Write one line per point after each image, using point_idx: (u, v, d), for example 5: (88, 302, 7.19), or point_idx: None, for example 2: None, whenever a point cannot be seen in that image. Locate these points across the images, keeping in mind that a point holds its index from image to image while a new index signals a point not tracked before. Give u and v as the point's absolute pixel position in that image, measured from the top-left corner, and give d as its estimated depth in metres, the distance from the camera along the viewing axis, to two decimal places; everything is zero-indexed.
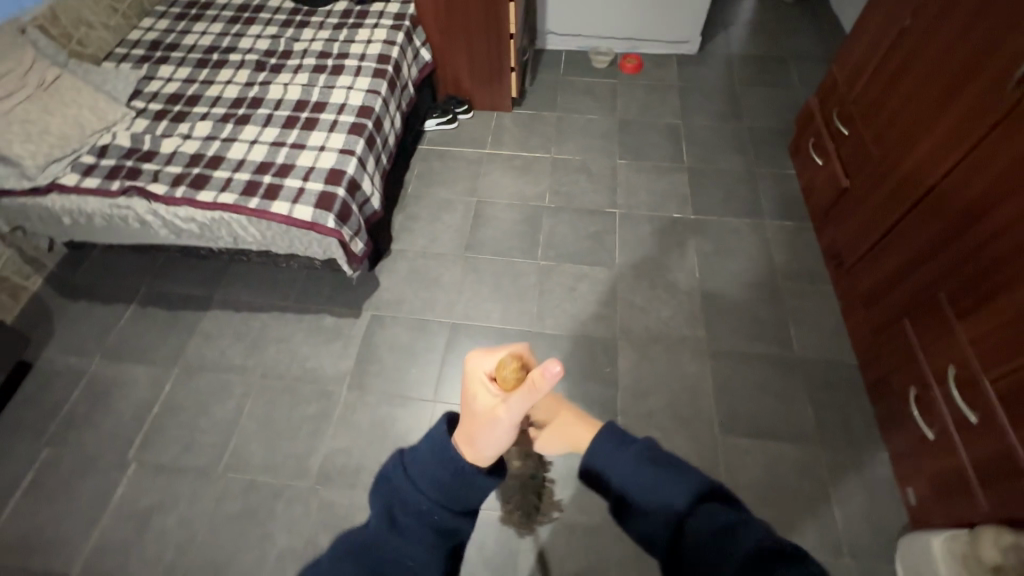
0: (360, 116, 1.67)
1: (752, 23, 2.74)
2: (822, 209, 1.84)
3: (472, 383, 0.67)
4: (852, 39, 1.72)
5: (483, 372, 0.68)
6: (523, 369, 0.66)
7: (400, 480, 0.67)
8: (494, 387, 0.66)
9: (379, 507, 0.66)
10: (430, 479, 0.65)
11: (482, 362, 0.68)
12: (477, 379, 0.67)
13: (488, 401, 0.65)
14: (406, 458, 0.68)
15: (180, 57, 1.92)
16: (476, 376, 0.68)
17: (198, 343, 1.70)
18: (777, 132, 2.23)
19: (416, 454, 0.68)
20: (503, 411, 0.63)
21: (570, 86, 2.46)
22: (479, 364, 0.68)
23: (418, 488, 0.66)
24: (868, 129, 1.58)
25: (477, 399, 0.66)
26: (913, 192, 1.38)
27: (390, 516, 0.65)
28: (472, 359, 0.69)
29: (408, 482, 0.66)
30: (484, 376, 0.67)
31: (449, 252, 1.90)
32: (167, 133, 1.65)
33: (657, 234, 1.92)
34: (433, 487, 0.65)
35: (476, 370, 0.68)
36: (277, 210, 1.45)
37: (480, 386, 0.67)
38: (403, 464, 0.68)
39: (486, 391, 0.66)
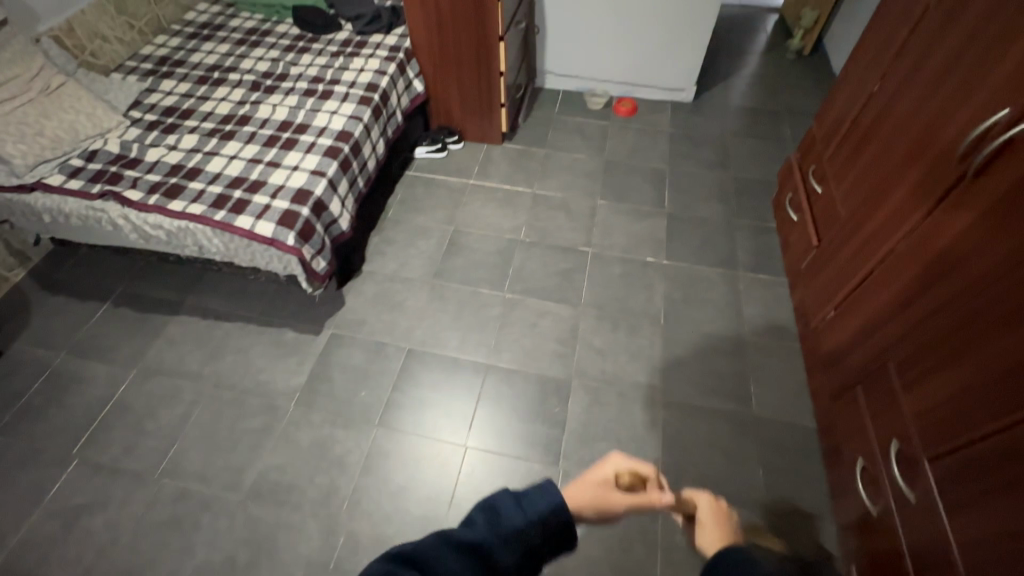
0: (338, 140, 1.73)
1: (753, 75, 2.76)
2: (795, 265, 1.81)
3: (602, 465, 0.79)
4: (830, 99, 1.73)
5: (615, 467, 0.78)
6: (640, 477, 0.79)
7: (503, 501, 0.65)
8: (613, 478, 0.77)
9: (482, 508, 0.64)
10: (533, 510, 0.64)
11: (619, 459, 0.78)
12: (607, 466, 0.78)
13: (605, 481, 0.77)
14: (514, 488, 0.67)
15: (184, 73, 2.03)
16: (606, 463, 0.79)
17: (160, 347, 1.73)
18: (761, 184, 2.22)
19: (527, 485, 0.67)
20: (615, 498, 0.75)
21: (563, 125, 2.51)
22: (616, 459, 0.79)
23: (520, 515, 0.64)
24: (838, 189, 1.57)
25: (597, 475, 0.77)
26: (873, 257, 1.35)
27: (492, 524, 0.63)
28: (614, 455, 0.79)
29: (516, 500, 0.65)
30: (614, 469, 0.78)
31: (418, 277, 1.92)
32: (156, 143, 1.73)
33: (627, 277, 1.91)
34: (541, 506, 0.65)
35: (611, 461, 0.79)
36: (241, 224, 1.49)
37: (605, 471, 0.78)
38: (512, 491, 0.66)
39: (607, 477, 0.77)
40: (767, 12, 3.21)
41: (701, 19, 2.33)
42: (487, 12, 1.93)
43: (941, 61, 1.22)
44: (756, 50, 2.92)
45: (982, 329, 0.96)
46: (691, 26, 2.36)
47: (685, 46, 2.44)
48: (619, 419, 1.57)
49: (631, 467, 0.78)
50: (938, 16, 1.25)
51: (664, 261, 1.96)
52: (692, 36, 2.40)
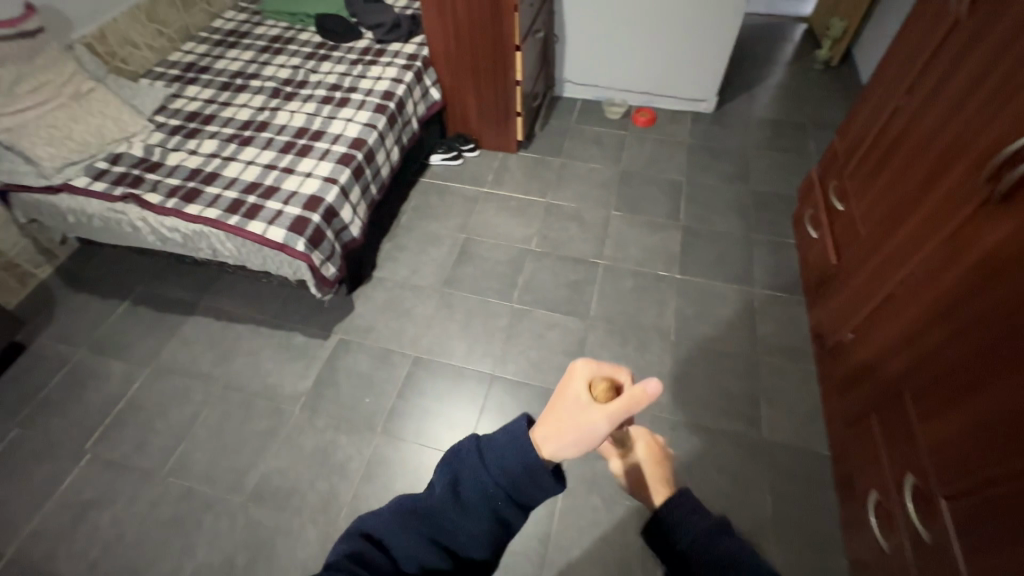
0: (352, 148, 1.75)
1: (777, 86, 2.69)
2: (813, 284, 1.75)
3: (571, 382, 0.63)
4: (854, 112, 1.68)
5: (585, 377, 0.62)
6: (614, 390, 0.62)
7: (469, 464, 0.62)
8: (587, 392, 0.62)
9: (444, 475, 0.62)
10: (499, 469, 0.60)
11: (589, 366, 0.62)
12: (579, 378, 0.62)
13: (585, 406, 0.60)
14: (482, 445, 0.63)
15: (208, 79, 2.08)
16: (575, 375, 0.63)
17: (174, 347, 1.77)
18: (782, 199, 2.16)
19: (496, 437, 0.62)
20: (600, 414, 0.59)
21: (579, 134, 2.49)
22: (585, 368, 0.63)
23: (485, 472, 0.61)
24: (859, 207, 1.52)
25: (573, 398, 0.61)
26: (891, 279, 1.30)
27: (452, 490, 0.61)
28: (580, 362, 0.63)
29: (479, 464, 0.61)
30: (587, 379, 0.62)
31: (428, 285, 1.92)
32: (177, 147, 1.78)
33: (638, 290, 1.88)
34: (501, 474, 0.60)
35: (579, 371, 0.63)
36: (253, 229, 1.52)
37: (578, 387, 0.62)
38: (477, 443, 0.63)
39: (583, 393, 0.61)
40: (795, 22, 3.14)
41: (723, 29, 2.29)
42: (503, 21, 1.94)
43: (969, 77, 1.16)
44: (782, 61, 2.85)
45: (1001, 363, 0.91)
46: (713, 36, 2.32)
47: (706, 56, 2.40)
48: None
49: (606, 373, 0.63)
50: (967, 30, 1.20)
51: (677, 276, 1.92)
52: (714, 46, 2.35)
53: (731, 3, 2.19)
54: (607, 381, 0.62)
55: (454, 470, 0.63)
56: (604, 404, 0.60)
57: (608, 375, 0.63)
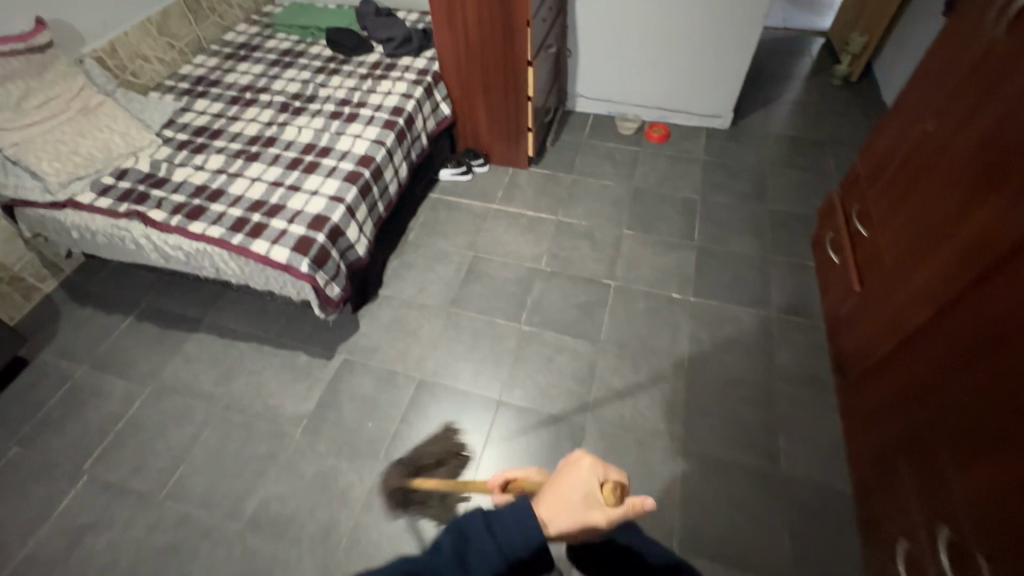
0: (359, 165, 1.71)
1: (794, 102, 2.63)
2: (834, 310, 1.69)
3: (576, 474, 0.63)
4: (877, 134, 1.62)
5: (589, 475, 0.62)
6: (619, 489, 0.63)
7: (479, 535, 0.64)
8: (593, 491, 0.61)
9: (452, 542, 0.64)
10: (508, 544, 0.63)
11: (593, 463, 0.63)
12: (585, 476, 0.62)
13: (590, 503, 0.61)
14: (492, 519, 0.65)
15: (218, 93, 2.07)
16: (580, 468, 0.63)
17: (177, 365, 1.75)
18: (800, 219, 2.10)
19: (501, 510, 0.65)
20: (601, 517, 0.60)
21: (591, 150, 2.45)
22: (590, 465, 0.63)
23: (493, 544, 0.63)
24: (884, 234, 1.45)
25: (575, 492, 0.62)
26: (920, 313, 1.24)
27: (459, 555, 0.63)
28: (584, 455, 0.63)
29: (488, 535, 0.64)
30: (592, 477, 0.62)
31: (435, 304, 1.88)
32: (184, 163, 1.76)
33: (650, 313, 1.82)
34: (508, 547, 0.62)
35: (584, 467, 0.63)
36: (257, 249, 1.48)
37: (580, 484, 0.62)
38: (484, 513, 0.66)
39: (586, 492, 0.61)
40: (812, 35, 3.08)
41: (740, 45, 2.24)
42: (515, 37, 1.90)
43: (1004, 103, 1.10)
44: (799, 75, 2.79)
45: None
46: (728, 52, 2.27)
47: (722, 72, 2.35)
48: (635, 470, 1.47)
49: (608, 472, 0.63)
50: (1000, 56, 1.14)
51: (691, 298, 1.86)
52: (730, 62, 2.30)
53: (748, 18, 2.14)
54: (611, 481, 0.63)
55: (462, 538, 0.65)
56: (607, 506, 0.61)
57: (611, 475, 0.63)
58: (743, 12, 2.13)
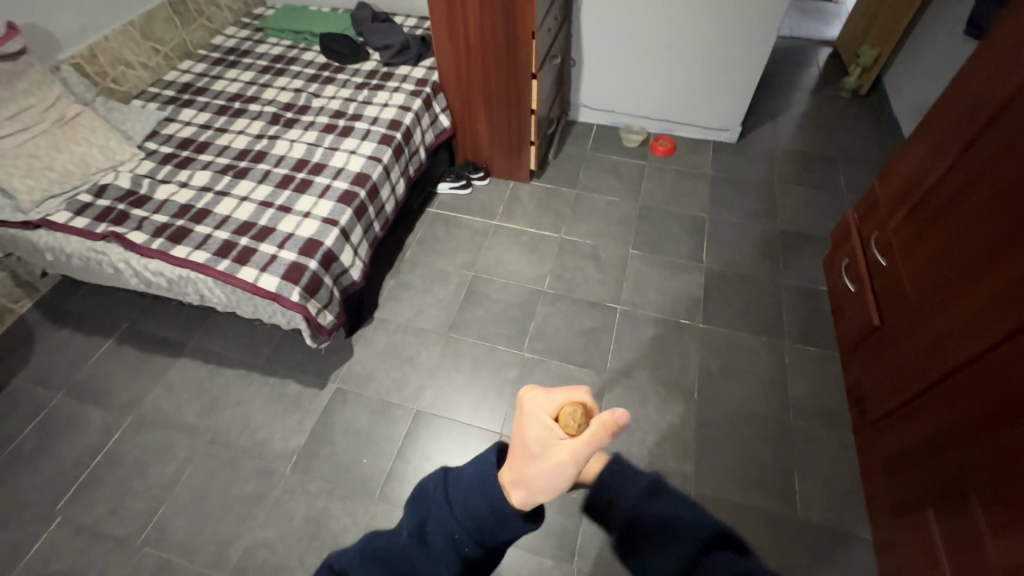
0: (354, 184, 1.62)
1: (802, 115, 2.57)
2: (850, 341, 1.62)
3: (529, 419, 0.61)
4: (897, 158, 1.55)
5: (540, 409, 0.61)
6: (584, 417, 0.60)
7: (436, 500, 0.63)
8: (549, 428, 0.59)
9: (412, 518, 0.64)
10: (465, 503, 0.61)
11: (540, 396, 0.61)
12: (535, 415, 0.61)
13: (549, 444, 0.59)
14: (449, 476, 0.65)
15: (205, 102, 1.96)
16: (529, 412, 0.61)
17: (159, 394, 1.65)
18: (812, 241, 2.03)
19: (463, 471, 0.64)
20: (563, 455, 0.57)
21: (595, 163, 2.37)
22: (537, 402, 0.61)
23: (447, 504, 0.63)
24: (907, 267, 1.38)
25: (530, 436, 0.60)
26: (945, 358, 1.17)
27: (419, 530, 0.63)
28: (530, 393, 0.62)
29: (447, 505, 0.62)
30: (544, 413, 0.60)
31: (433, 329, 1.80)
32: (167, 179, 1.66)
33: (659, 340, 1.75)
34: (468, 518, 0.61)
35: (531, 407, 0.61)
36: (244, 277, 1.39)
37: (535, 425, 0.60)
38: (445, 476, 0.65)
39: (541, 430, 0.60)
40: (818, 45, 3.02)
41: (750, 57, 2.16)
42: (519, 48, 1.81)
43: None
44: (807, 87, 2.73)
45: None
46: (738, 64, 2.19)
47: (730, 85, 2.27)
48: None
49: (563, 400, 0.61)
50: None
51: (700, 324, 1.79)
52: (739, 74, 2.23)
53: (760, 30, 2.07)
54: (568, 409, 0.60)
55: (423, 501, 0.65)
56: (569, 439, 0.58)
57: (568, 401, 0.60)
58: (755, 24, 2.05)
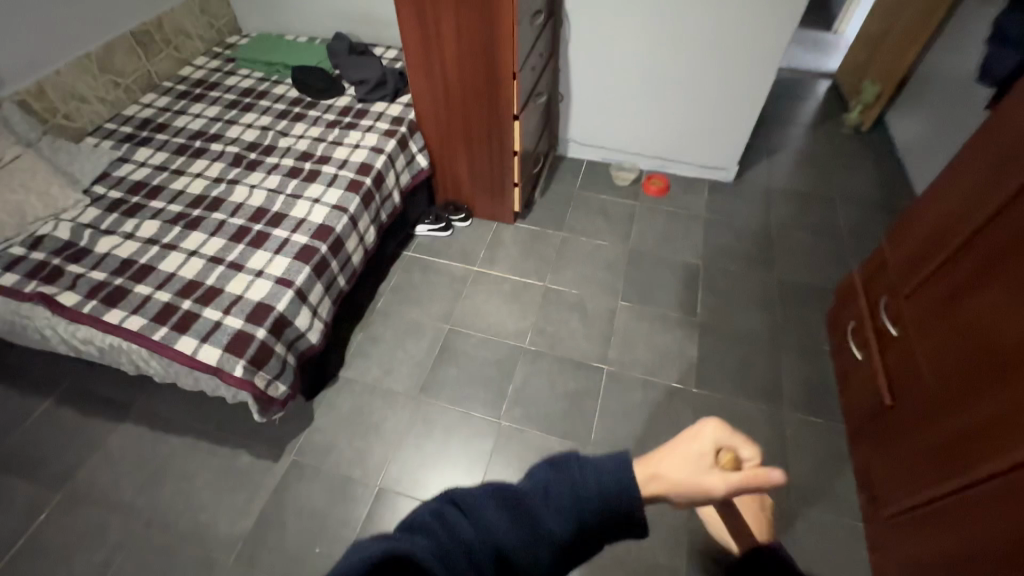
0: (314, 238, 1.48)
1: (802, 152, 2.44)
2: (860, 415, 1.48)
3: (693, 437, 0.60)
4: (910, 216, 1.42)
5: (713, 439, 0.59)
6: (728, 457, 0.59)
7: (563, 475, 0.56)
8: (709, 452, 0.59)
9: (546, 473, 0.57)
10: (600, 477, 0.55)
11: (721, 429, 0.59)
12: (704, 437, 0.59)
13: (705, 465, 0.58)
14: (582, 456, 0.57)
15: (164, 140, 1.83)
16: (697, 433, 0.60)
17: (96, 465, 1.49)
18: (814, 293, 1.89)
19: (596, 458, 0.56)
20: (720, 481, 0.56)
21: (584, 202, 2.24)
22: (715, 428, 0.59)
23: (573, 486, 0.55)
24: (922, 343, 1.25)
25: (690, 452, 0.59)
26: (971, 461, 1.03)
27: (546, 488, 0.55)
28: (710, 422, 0.60)
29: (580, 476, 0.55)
30: (713, 441, 0.59)
31: (402, 391, 1.65)
32: (112, 229, 1.52)
33: (649, 407, 1.61)
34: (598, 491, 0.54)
35: (707, 429, 0.59)
36: (182, 348, 1.25)
37: (703, 444, 0.59)
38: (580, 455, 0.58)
39: (706, 454, 0.58)
40: (817, 78, 2.91)
41: (750, 93, 2.04)
42: (500, 89, 1.69)
43: None
44: (806, 122, 2.61)
45: None
46: (737, 100, 2.07)
47: (727, 123, 2.15)
48: None
49: (734, 443, 0.60)
50: None
51: (693, 389, 1.65)
52: (737, 111, 2.10)
53: (760, 65, 1.95)
54: (731, 451, 0.59)
55: (553, 467, 0.57)
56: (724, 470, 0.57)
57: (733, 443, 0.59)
58: (754, 59, 1.94)
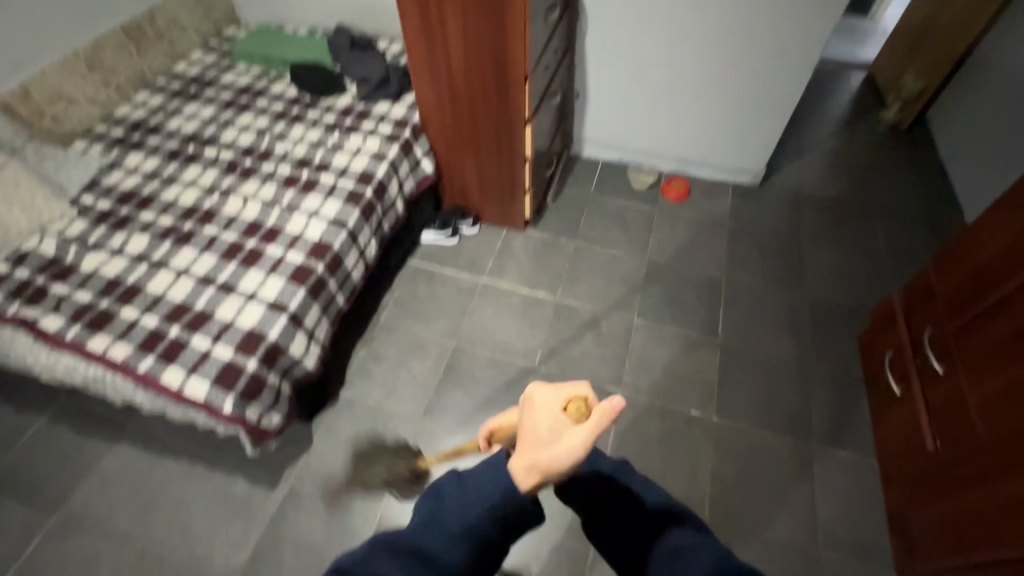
0: (311, 256, 1.39)
1: (834, 154, 2.28)
2: (897, 455, 1.37)
3: (534, 409, 0.63)
4: (962, 242, 1.29)
5: (551, 403, 0.63)
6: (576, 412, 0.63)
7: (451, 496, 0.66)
8: (557, 415, 0.62)
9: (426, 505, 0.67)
10: (482, 496, 0.64)
11: (549, 390, 0.63)
12: (543, 408, 0.63)
13: (560, 433, 0.61)
14: (463, 479, 0.67)
15: (156, 144, 1.73)
16: (534, 402, 0.64)
17: (89, 490, 1.44)
18: (846, 312, 1.76)
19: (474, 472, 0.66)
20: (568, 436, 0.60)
21: (599, 208, 2.11)
22: (543, 392, 0.64)
23: (461, 519, 0.64)
24: (973, 391, 1.13)
25: (540, 424, 0.62)
26: (1021, 537, 0.93)
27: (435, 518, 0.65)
28: (535, 387, 0.64)
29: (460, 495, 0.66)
30: (552, 406, 0.63)
31: (405, 415, 1.57)
32: (99, 244, 1.44)
33: (665, 437, 1.52)
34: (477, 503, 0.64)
35: (539, 397, 0.64)
36: (169, 381, 1.18)
37: (544, 415, 0.62)
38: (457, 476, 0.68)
39: (551, 421, 0.62)
40: (852, 69, 2.71)
41: (782, 91, 1.88)
42: (510, 94, 1.57)
43: None
44: (839, 119, 2.43)
45: None
46: (767, 99, 1.92)
47: (755, 124, 2.00)
48: None
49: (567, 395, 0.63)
50: None
51: (713, 418, 1.55)
52: (767, 111, 1.95)
53: (793, 62, 1.79)
54: (571, 404, 0.63)
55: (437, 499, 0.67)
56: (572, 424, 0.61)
57: (571, 395, 0.63)
58: (786, 55, 1.78)
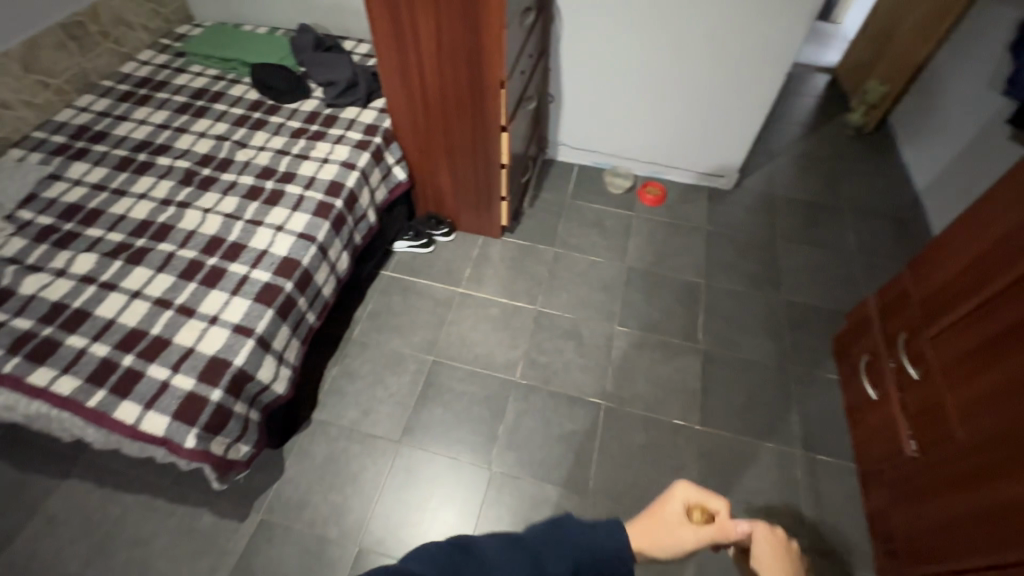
0: (278, 274, 1.31)
1: (803, 157, 2.32)
2: (875, 458, 1.40)
3: (669, 503, 0.69)
4: (936, 249, 1.31)
5: (685, 500, 0.68)
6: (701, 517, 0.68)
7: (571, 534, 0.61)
8: (683, 513, 0.68)
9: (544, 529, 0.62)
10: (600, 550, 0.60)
11: (691, 490, 0.68)
12: (677, 498, 0.68)
13: (676, 522, 0.67)
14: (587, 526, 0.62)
15: (102, 152, 1.60)
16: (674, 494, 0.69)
17: (35, 532, 1.32)
18: (820, 315, 1.79)
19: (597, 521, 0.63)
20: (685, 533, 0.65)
21: (577, 213, 2.08)
22: (685, 489, 0.69)
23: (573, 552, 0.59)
24: (951, 396, 1.15)
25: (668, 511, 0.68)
26: (1001, 544, 0.94)
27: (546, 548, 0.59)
28: (681, 485, 0.69)
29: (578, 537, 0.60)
30: (685, 501, 0.68)
31: (383, 435, 1.50)
32: (40, 264, 1.31)
33: (651, 448, 1.50)
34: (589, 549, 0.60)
35: (678, 491, 0.69)
36: (123, 417, 1.09)
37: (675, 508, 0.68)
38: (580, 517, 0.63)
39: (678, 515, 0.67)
40: (817, 71, 2.77)
41: (755, 96, 1.89)
42: (485, 99, 1.51)
43: None
44: (807, 122, 2.48)
45: None
46: (741, 104, 1.92)
47: (729, 127, 2.01)
48: None
49: (704, 500, 0.69)
50: None
51: (697, 427, 1.54)
52: (741, 115, 1.96)
53: (766, 68, 1.79)
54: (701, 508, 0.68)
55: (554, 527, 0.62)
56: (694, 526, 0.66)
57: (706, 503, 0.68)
58: (760, 61, 1.78)
